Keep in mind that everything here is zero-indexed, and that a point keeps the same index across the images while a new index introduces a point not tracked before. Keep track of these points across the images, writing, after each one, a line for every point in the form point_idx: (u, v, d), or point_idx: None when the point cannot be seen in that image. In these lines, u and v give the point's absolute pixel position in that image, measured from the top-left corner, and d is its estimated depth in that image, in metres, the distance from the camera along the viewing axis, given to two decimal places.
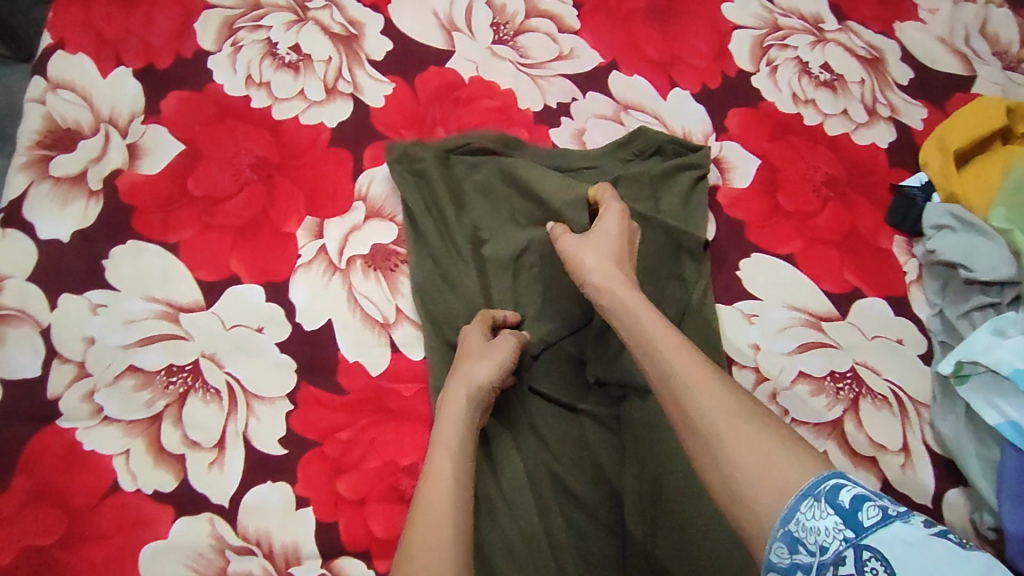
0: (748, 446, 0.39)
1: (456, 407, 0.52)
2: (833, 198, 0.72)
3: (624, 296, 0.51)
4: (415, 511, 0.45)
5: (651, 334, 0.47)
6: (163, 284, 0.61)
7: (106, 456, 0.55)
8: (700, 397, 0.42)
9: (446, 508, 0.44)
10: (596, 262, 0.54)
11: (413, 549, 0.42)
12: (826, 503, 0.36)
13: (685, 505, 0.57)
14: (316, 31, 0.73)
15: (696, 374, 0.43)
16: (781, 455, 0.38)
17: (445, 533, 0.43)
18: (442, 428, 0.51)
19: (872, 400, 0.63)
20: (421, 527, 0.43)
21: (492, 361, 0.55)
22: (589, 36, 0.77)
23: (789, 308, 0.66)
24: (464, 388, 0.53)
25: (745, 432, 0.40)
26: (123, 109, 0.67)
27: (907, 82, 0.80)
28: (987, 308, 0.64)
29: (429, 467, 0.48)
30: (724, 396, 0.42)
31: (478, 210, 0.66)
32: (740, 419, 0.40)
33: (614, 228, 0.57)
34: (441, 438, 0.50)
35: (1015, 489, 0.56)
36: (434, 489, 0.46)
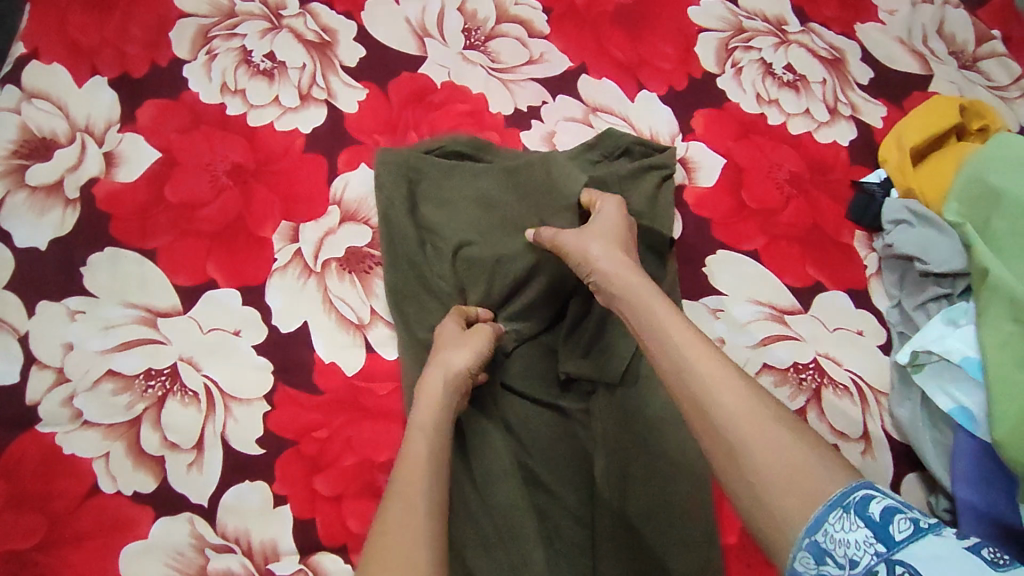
0: (771, 452, 0.38)
1: (432, 391, 0.53)
2: (796, 195, 0.74)
3: (634, 286, 0.51)
4: (391, 489, 0.45)
5: (665, 326, 0.47)
6: (141, 290, 0.62)
7: (86, 459, 0.56)
8: (725, 397, 0.41)
9: (418, 483, 0.45)
10: (603, 250, 0.55)
11: (388, 522, 0.42)
12: (856, 515, 0.34)
13: (655, 498, 0.59)
14: (290, 39, 0.74)
15: (716, 369, 0.42)
16: (814, 468, 0.37)
17: (418, 511, 0.42)
18: (419, 411, 0.51)
19: (834, 390, 0.66)
20: (400, 509, 0.43)
21: (468, 348, 0.56)
22: (559, 41, 0.79)
23: (753, 303, 0.68)
24: (442, 374, 0.54)
25: (765, 431, 0.39)
26: (99, 118, 0.68)
27: (867, 81, 0.82)
28: (941, 298, 0.66)
29: (404, 447, 0.48)
30: (752, 399, 0.41)
31: (465, 215, 0.68)
32: (769, 422, 0.39)
33: (616, 222, 0.59)
34: (419, 423, 0.50)
35: (968, 471, 0.58)
36: (407, 471, 0.45)
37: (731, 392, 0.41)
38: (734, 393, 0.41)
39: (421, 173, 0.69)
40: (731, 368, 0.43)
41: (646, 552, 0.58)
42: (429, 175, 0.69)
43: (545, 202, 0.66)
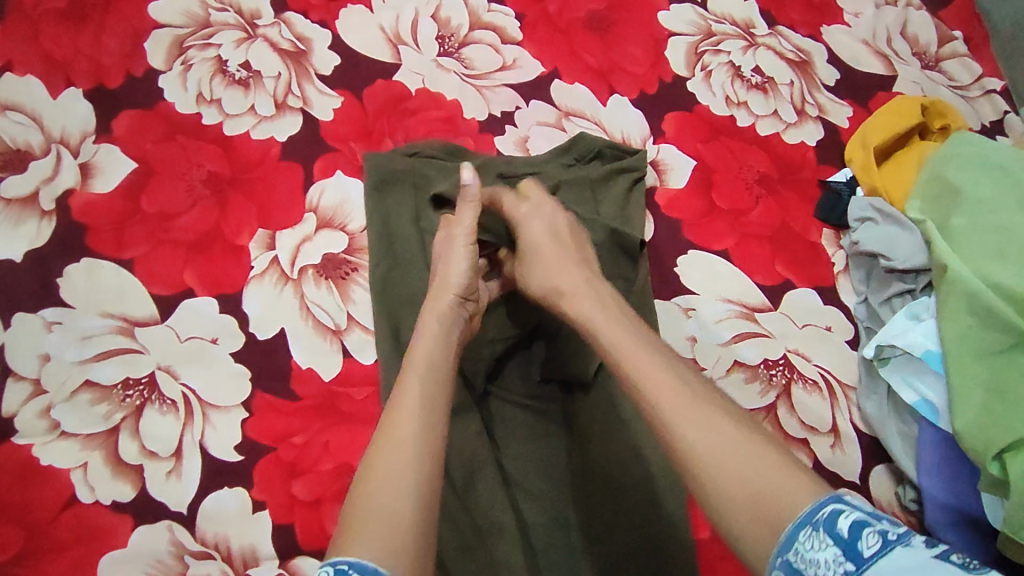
0: (739, 478, 0.39)
1: (428, 336, 0.51)
2: (765, 195, 0.76)
3: (588, 302, 0.52)
4: (376, 441, 0.43)
5: (622, 345, 0.47)
6: (118, 300, 0.63)
7: (64, 470, 0.57)
8: (700, 428, 0.41)
9: (411, 429, 0.43)
10: (553, 278, 0.55)
11: (374, 466, 0.42)
12: (826, 533, 0.35)
13: (631, 497, 0.60)
14: (265, 48, 0.75)
15: (679, 401, 0.43)
16: (779, 492, 0.38)
17: (406, 465, 0.41)
18: (418, 347, 0.50)
19: (803, 385, 0.67)
20: (384, 463, 0.41)
21: (458, 259, 0.56)
22: (531, 46, 0.80)
23: (724, 301, 0.70)
24: (449, 296, 0.54)
25: (734, 461, 0.40)
26: (74, 129, 0.69)
27: (833, 82, 0.84)
28: (905, 293, 0.68)
29: (398, 388, 0.46)
30: (725, 427, 0.41)
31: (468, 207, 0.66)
32: (738, 450, 0.40)
33: (541, 236, 0.58)
34: (413, 362, 0.48)
35: (932, 462, 0.61)
36: (394, 420, 0.44)
37: (702, 421, 0.42)
38: (711, 429, 0.41)
39: (413, 174, 0.70)
40: (688, 386, 0.44)
41: (623, 550, 0.59)
42: (421, 174, 0.70)
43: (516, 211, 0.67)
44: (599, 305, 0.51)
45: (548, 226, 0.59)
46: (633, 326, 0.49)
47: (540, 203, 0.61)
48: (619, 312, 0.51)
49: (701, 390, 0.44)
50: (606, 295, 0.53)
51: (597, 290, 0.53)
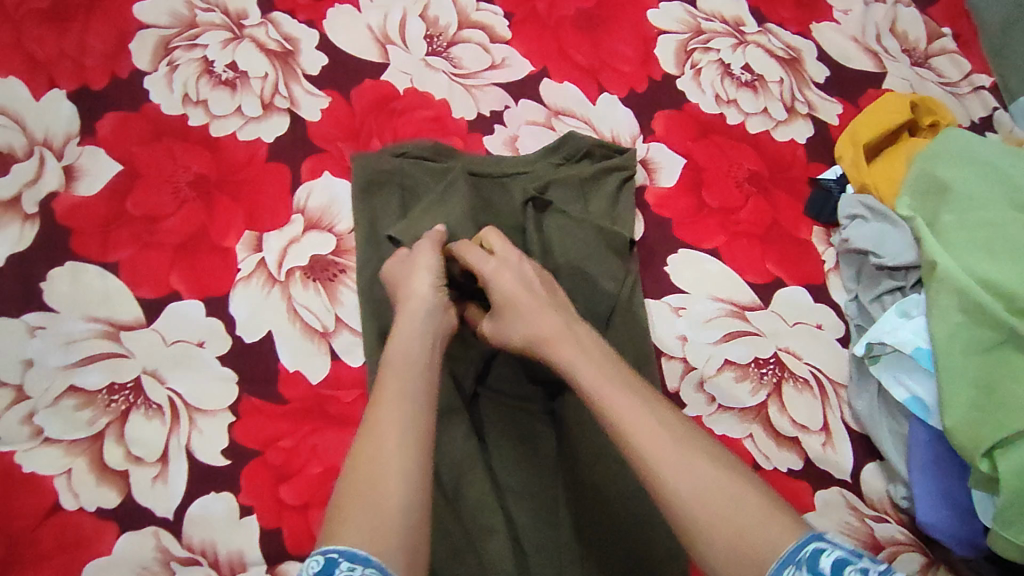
0: (721, 520, 0.39)
1: (408, 332, 0.50)
2: (755, 192, 0.76)
3: (571, 344, 0.50)
4: (362, 434, 0.43)
5: (604, 388, 0.46)
6: (102, 304, 0.62)
7: (48, 476, 0.56)
8: (681, 468, 0.41)
9: (396, 422, 0.43)
10: (531, 322, 0.52)
11: (358, 463, 0.42)
12: (807, 570, 0.37)
13: (620, 498, 0.60)
14: (252, 48, 0.74)
15: (659, 440, 0.43)
16: (757, 533, 0.39)
17: (393, 457, 0.41)
18: (394, 348, 0.49)
19: (794, 384, 0.67)
20: (371, 459, 0.41)
21: (421, 268, 0.55)
22: (520, 45, 0.80)
23: (714, 300, 0.69)
24: (421, 302, 0.52)
25: (713, 498, 0.40)
26: (58, 131, 0.68)
27: (823, 80, 0.84)
28: (895, 291, 0.68)
29: (378, 386, 0.46)
30: (705, 467, 0.41)
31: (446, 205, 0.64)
32: (718, 491, 0.40)
33: (510, 287, 0.54)
34: (394, 359, 0.48)
35: (924, 458, 0.61)
36: (377, 415, 0.44)
37: (683, 460, 0.42)
38: (691, 471, 0.41)
39: (398, 172, 0.69)
40: (673, 426, 0.44)
41: (611, 549, 0.59)
42: (407, 173, 0.69)
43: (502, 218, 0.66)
44: (588, 353, 0.49)
45: (521, 276, 0.55)
46: (615, 370, 0.48)
47: (507, 250, 0.57)
48: (605, 361, 0.49)
49: (682, 427, 0.44)
50: (592, 341, 0.51)
51: (586, 336, 0.51)
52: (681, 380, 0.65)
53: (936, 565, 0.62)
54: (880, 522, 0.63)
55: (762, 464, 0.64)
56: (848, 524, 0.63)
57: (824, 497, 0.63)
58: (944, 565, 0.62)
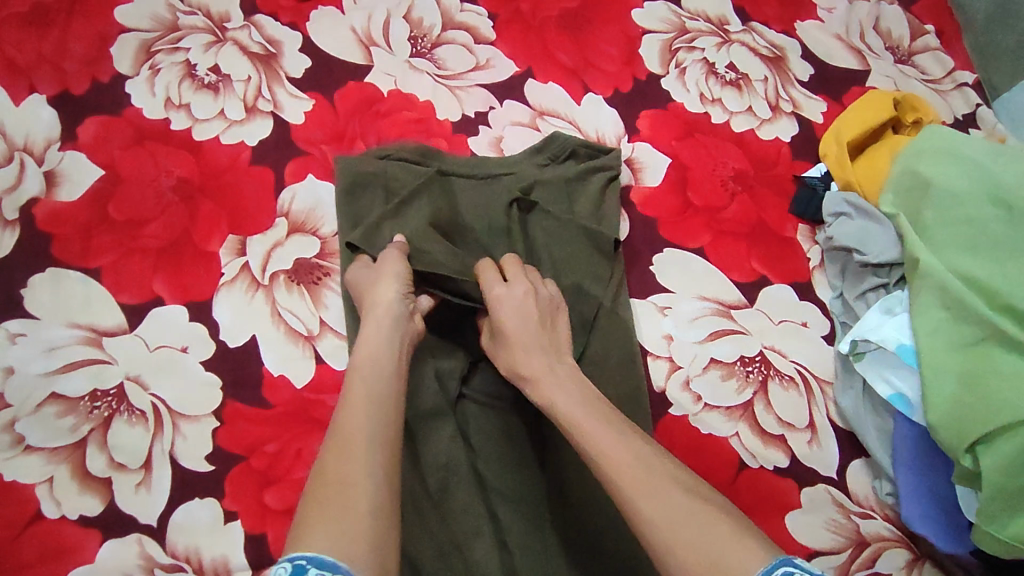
0: (688, 546, 0.39)
1: (373, 338, 0.50)
2: (740, 191, 0.76)
3: (562, 379, 0.51)
4: (330, 440, 0.43)
5: (584, 419, 0.47)
6: (85, 310, 0.62)
7: (29, 485, 0.55)
8: (655, 495, 0.42)
9: (361, 424, 0.44)
10: (529, 360, 0.53)
11: (325, 466, 0.42)
12: None
13: (602, 500, 0.60)
14: (234, 51, 0.74)
15: (633, 473, 0.43)
16: (724, 559, 0.38)
17: (359, 461, 0.42)
18: (358, 354, 0.49)
19: (780, 381, 0.67)
20: (336, 463, 0.42)
21: (388, 276, 0.54)
22: (504, 46, 0.79)
23: (699, 299, 0.69)
24: (386, 310, 0.52)
25: (681, 526, 0.40)
26: (38, 136, 0.67)
27: (808, 78, 0.84)
28: (879, 288, 0.68)
29: (344, 392, 0.46)
30: (675, 496, 0.42)
31: (419, 212, 0.64)
32: (685, 519, 0.40)
33: (504, 321, 0.55)
34: (360, 366, 0.48)
35: (908, 456, 0.61)
36: (345, 422, 0.44)
37: (653, 490, 0.42)
38: (661, 500, 0.41)
39: (380, 172, 0.68)
40: (649, 456, 0.44)
41: (594, 552, 0.59)
42: (390, 173, 0.68)
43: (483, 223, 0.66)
44: (574, 392, 0.50)
45: (521, 313, 0.55)
46: (592, 403, 0.49)
47: (518, 284, 0.57)
48: (581, 396, 0.50)
49: (653, 458, 0.44)
50: (574, 377, 0.52)
51: (568, 375, 0.52)
52: (666, 379, 0.65)
53: (921, 560, 0.63)
54: (865, 518, 0.63)
55: (748, 462, 0.64)
56: (834, 521, 0.63)
57: (810, 495, 0.63)
58: (928, 559, 0.63)
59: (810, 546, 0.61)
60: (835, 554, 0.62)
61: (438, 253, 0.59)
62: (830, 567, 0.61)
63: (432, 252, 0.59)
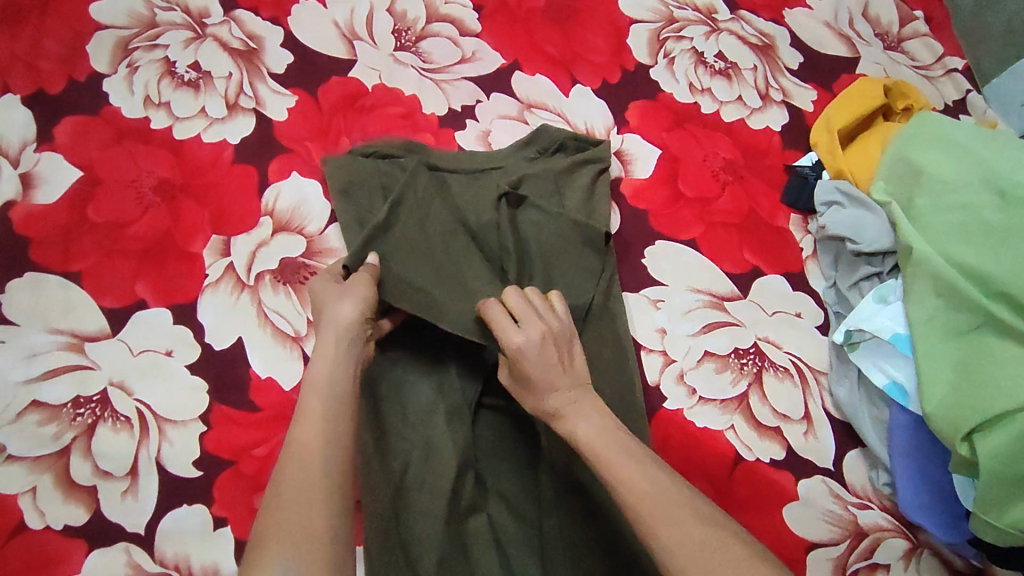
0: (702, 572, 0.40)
1: (325, 352, 0.48)
2: (731, 181, 0.75)
3: (589, 410, 0.48)
4: (284, 461, 0.42)
5: (597, 445, 0.46)
6: (65, 315, 0.60)
7: (12, 495, 0.54)
8: (668, 522, 0.41)
9: (317, 446, 0.42)
10: (562, 401, 0.49)
11: (282, 489, 0.41)
12: None
13: (603, 496, 0.57)
14: (214, 47, 0.72)
15: (652, 499, 0.42)
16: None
17: (316, 481, 0.41)
18: (313, 369, 0.47)
19: (775, 373, 0.67)
20: (296, 489, 0.40)
21: (353, 298, 0.51)
22: (491, 38, 0.78)
23: (692, 291, 0.69)
24: (337, 330, 0.49)
25: (698, 552, 0.40)
26: (13, 137, 0.65)
27: (797, 66, 0.84)
28: (873, 277, 0.67)
29: (299, 412, 0.45)
30: (690, 521, 0.42)
31: (405, 225, 0.60)
32: (699, 545, 0.41)
33: (525, 365, 0.50)
34: (312, 382, 0.46)
35: (905, 444, 0.61)
36: (302, 444, 0.43)
37: (670, 516, 0.42)
38: (678, 527, 0.41)
39: (366, 166, 0.66)
40: (660, 476, 0.44)
41: (596, 548, 0.55)
42: (376, 167, 0.66)
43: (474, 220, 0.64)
44: (600, 425, 0.47)
45: (543, 358, 0.50)
46: (614, 433, 0.47)
47: (531, 326, 0.51)
48: (602, 423, 0.48)
49: (669, 479, 0.44)
50: (594, 403, 0.49)
51: (594, 405, 0.49)
52: (661, 373, 0.65)
53: (919, 549, 0.62)
54: (863, 509, 0.63)
55: (744, 455, 0.63)
56: (831, 512, 0.62)
57: (807, 486, 0.63)
58: (926, 549, 0.62)
59: (808, 539, 0.61)
60: (833, 546, 0.61)
61: (422, 279, 0.58)
62: (829, 558, 0.61)
63: (416, 279, 0.58)
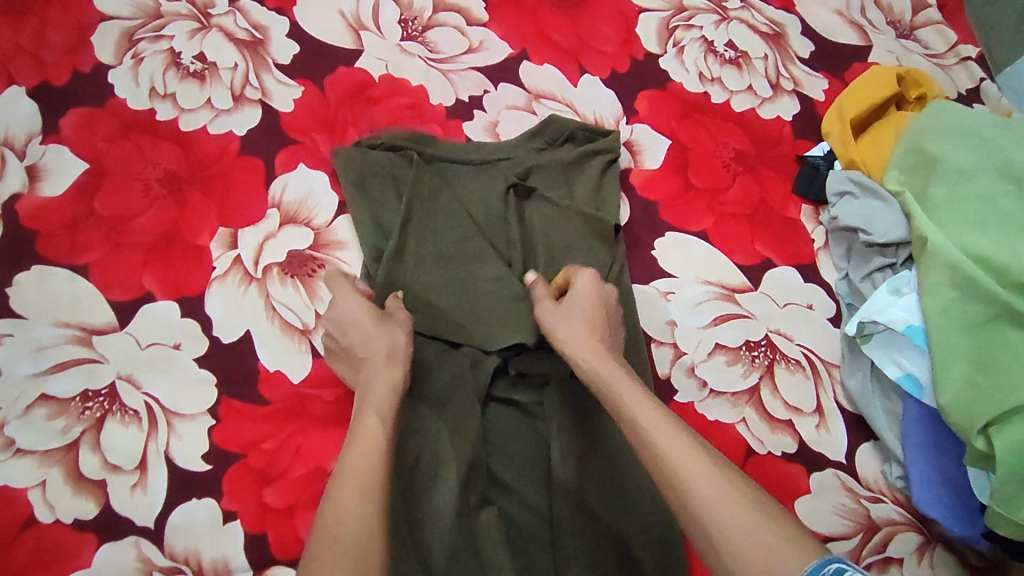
0: (750, 534, 0.38)
1: (387, 380, 0.51)
2: (741, 172, 0.74)
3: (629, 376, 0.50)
4: (339, 470, 0.44)
5: (635, 410, 0.46)
6: (73, 308, 0.60)
7: (21, 490, 0.54)
8: (707, 477, 0.41)
9: (371, 461, 0.44)
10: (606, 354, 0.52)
11: (336, 499, 0.42)
12: None
13: (610, 495, 0.58)
14: (220, 38, 0.72)
15: (690, 456, 0.42)
16: (783, 547, 0.38)
17: (370, 493, 0.43)
18: (372, 398, 0.49)
19: (786, 366, 0.66)
20: (349, 500, 0.42)
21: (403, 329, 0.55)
22: (498, 28, 0.77)
23: (703, 283, 0.68)
24: (389, 357, 0.52)
25: (735, 510, 0.40)
26: (19, 130, 0.65)
27: (808, 54, 0.83)
28: (886, 268, 0.67)
29: (355, 433, 0.47)
30: (731, 482, 0.41)
31: (418, 240, 0.62)
32: (743, 503, 0.40)
33: (589, 295, 0.55)
34: (372, 407, 0.49)
35: (920, 438, 0.60)
36: (354, 459, 0.45)
37: (711, 473, 0.41)
38: (717, 483, 0.41)
39: (374, 160, 0.65)
40: (694, 442, 0.44)
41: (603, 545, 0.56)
42: (388, 159, 0.66)
43: (486, 216, 0.65)
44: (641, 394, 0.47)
45: (602, 304, 0.56)
46: (654, 403, 0.47)
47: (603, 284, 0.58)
48: (619, 368, 0.50)
49: (708, 451, 0.44)
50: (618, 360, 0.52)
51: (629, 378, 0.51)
52: (672, 365, 0.64)
53: (933, 542, 0.62)
54: (875, 502, 0.63)
55: (756, 448, 0.63)
56: (843, 505, 0.62)
57: (819, 480, 0.63)
58: (940, 542, 0.62)
59: (821, 533, 0.61)
60: (845, 539, 0.61)
61: (443, 302, 0.60)
62: (840, 553, 0.60)
63: (432, 306, 0.60)
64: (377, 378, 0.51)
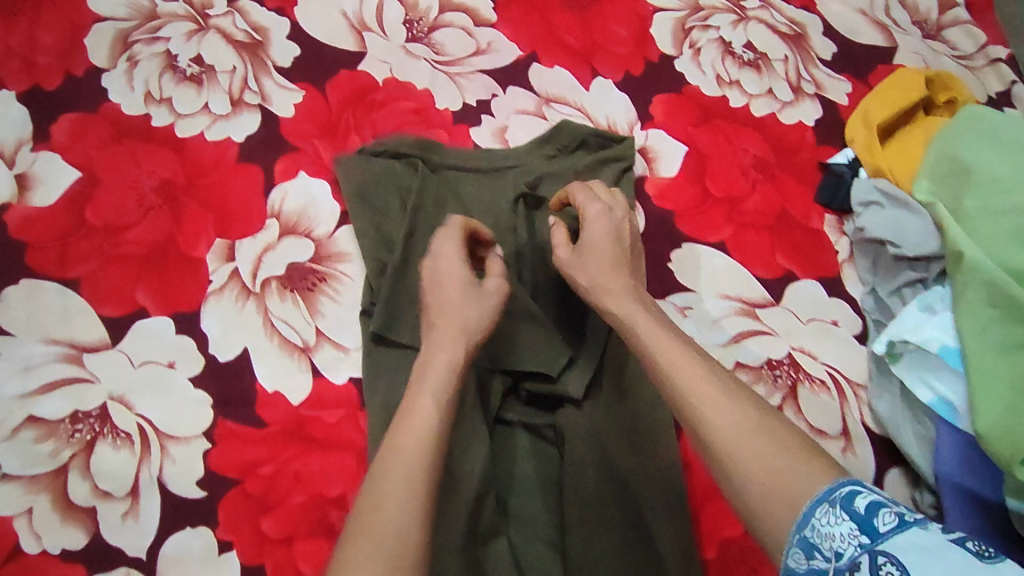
0: (757, 458, 0.37)
1: (451, 352, 0.45)
2: (762, 180, 0.71)
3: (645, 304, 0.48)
4: (384, 449, 0.40)
5: (648, 342, 0.44)
6: (63, 325, 0.57)
7: (8, 518, 0.51)
8: (716, 403, 0.40)
9: (424, 447, 0.40)
10: (622, 280, 0.49)
11: (383, 485, 0.38)
12: (841, 509, 0.34)
13: (626, 522, 0.54)
14: (218, 40, 0.69)
15: (701, 384, 0.41)
16: (796, 475, 0.37)
17: (420, 480, 0.38)
18: (431, 373, 0.44)
19: (810, 385, 0.63)
20: (397, 481, 0.38)
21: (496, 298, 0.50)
22: (506, 28, 0.74)
23: (722, 298, 0.65)
24: (461, 334, 0.47)
25: (748, 440, 0.38)
26: (8, 136, 0.62)
27: (830, 56, 0.79)
28: (916, 283, 0.64)
29: (405, 407, 0.42)
30: (748, 408, 0.40)
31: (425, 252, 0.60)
32: (750, 428, 0.39)
33: (601, 226, 0.52)
34: (428, 381, 0.43)
35: (952, 464, 0.57)
36: (401, 437, 0.40)
37: (723, 401, 0.40)
38: (731, 412, 0.39)
39: (377, 167, 0.63)
40: (708, 370, 0.42)
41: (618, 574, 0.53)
42: (391, 167, 0.63)
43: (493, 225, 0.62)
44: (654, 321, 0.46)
45: (615, 229, 0.52)
46: (671, 332, 0.45)
47: (618, 207, 0.54)
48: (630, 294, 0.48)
49: (724, 377, 0.42)
50: (638, 291, 0.49)
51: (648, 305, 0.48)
52: None
53: None
54: None
55: None
56: None
57: None
58: None
59: None
60: None
61: None
62: None
63: None
64: (439, 351, 0.45)
